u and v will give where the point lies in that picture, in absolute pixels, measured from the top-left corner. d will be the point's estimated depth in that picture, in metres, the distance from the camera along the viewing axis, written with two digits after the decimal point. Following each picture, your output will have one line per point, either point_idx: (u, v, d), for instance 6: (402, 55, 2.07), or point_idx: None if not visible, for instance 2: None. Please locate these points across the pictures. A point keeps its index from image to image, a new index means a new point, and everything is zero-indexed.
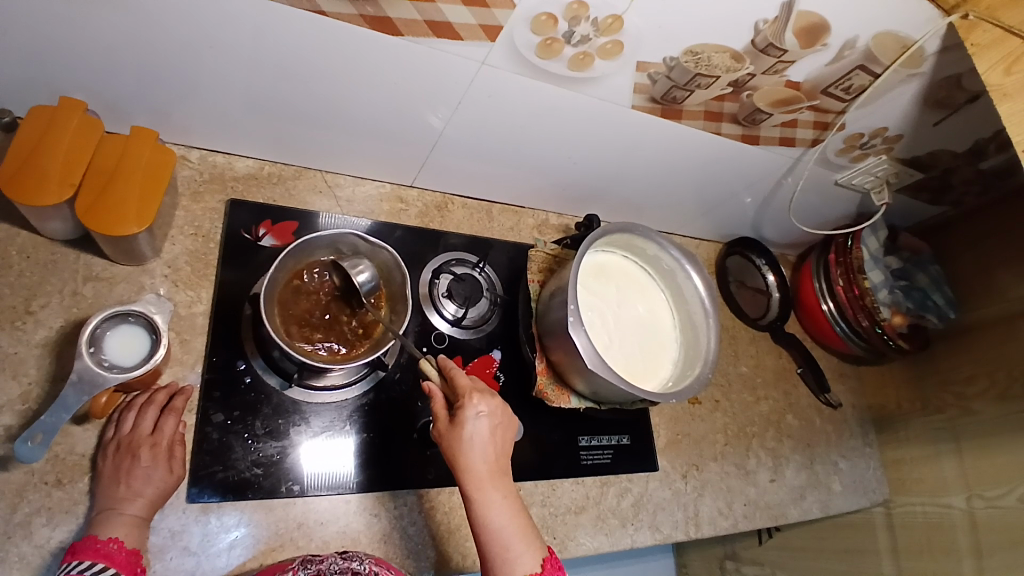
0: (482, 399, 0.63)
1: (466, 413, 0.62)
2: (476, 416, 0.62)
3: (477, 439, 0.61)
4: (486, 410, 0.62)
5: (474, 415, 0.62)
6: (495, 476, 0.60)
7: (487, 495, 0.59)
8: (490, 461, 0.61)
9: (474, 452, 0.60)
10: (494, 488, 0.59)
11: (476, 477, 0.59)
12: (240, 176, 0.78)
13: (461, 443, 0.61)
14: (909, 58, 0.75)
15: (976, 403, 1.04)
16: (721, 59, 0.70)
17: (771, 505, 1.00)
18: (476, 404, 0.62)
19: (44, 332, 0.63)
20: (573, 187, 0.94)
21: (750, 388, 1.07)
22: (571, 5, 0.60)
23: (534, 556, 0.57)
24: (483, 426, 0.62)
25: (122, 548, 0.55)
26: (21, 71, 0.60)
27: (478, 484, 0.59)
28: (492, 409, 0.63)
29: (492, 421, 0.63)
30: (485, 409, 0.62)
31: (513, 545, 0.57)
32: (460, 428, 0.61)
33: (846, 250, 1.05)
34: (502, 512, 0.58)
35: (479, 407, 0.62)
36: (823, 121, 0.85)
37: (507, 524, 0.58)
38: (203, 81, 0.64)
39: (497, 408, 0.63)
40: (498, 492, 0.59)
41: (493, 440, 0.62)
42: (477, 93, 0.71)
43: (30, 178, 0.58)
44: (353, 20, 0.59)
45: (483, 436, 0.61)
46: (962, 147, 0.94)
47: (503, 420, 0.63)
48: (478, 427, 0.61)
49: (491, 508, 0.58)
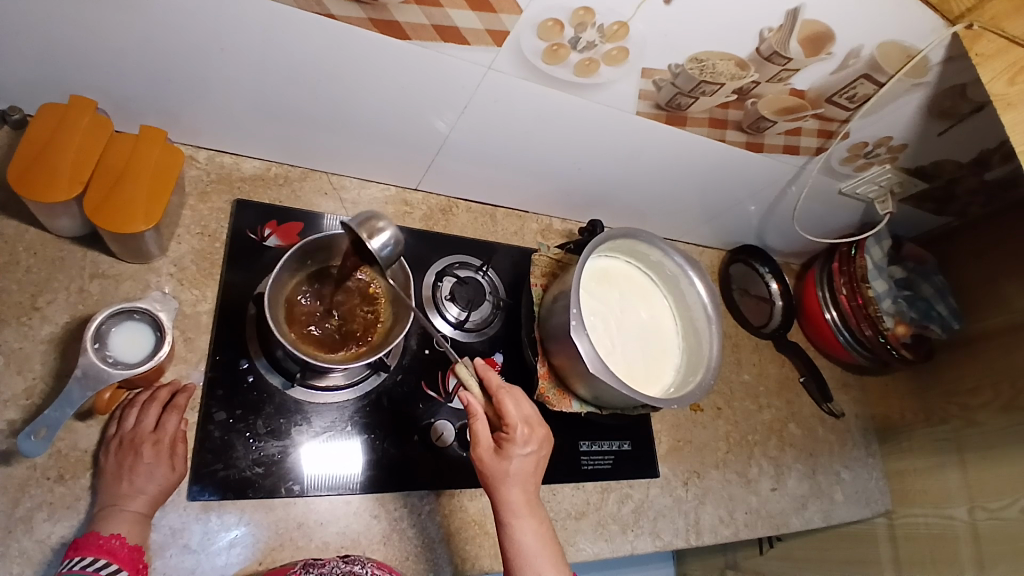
0: (528, 432, 0.65)
1: (511, 445, 0.64)
2: (521, 449, 0.64)
3: (518, 470, 0.64)
4: (530, 443, 0.65)
5: (520, 448, 0.64)
6: (531, 506, 0.63)
7: (523, 524, 0.62)
8: (527, 492, 0.64)
9: (513, 483, 0.63)
10: (530, 518, 0.62)
11: (514, 507, 0.62)
12: (247, 176, 0.79)
13: (503, 473, 0.63)
14: (914, 67, 0.76)
15: (979, 414, 1.04)
16: (726, 67, 0.70)
17: (772, 514, 0.99)
18: (523, 437, 0.65)
19: (50, 328, 0.64)
20: (577, 193, 0.94)
21: (752, 396, 1.06)
22: (577, 11, 0.60)
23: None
24: (526, 459, 0.65)
25: (125, 544, 0.55)
26: (34, 69, 0.60)
27: (516, 514, 0.62)
28: (536, 441, 0.65)
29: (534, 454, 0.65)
30: (530, 442, 0.65)
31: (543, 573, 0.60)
32: (503, 459, 0.64)
33: (850, 258, 1.05)
34: (536, 540, 0.62)
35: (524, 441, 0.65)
36: (827, 130, 0.85)
37: (537, 551, 0.61)
38: (212, 82, 0.65)
39: (540, 440, 0.66)
40: (532, 522, 0.62)
41: (531, 471, 0.65)
42: (483, 97, 0.71)
43: (40, 174, 0.59)
44: (362, 24, 0.60)
45: (524, 468, 0.64)
46: (967, 157, 0.94)
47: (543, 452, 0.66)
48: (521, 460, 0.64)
49: (523, 532, 0.62)
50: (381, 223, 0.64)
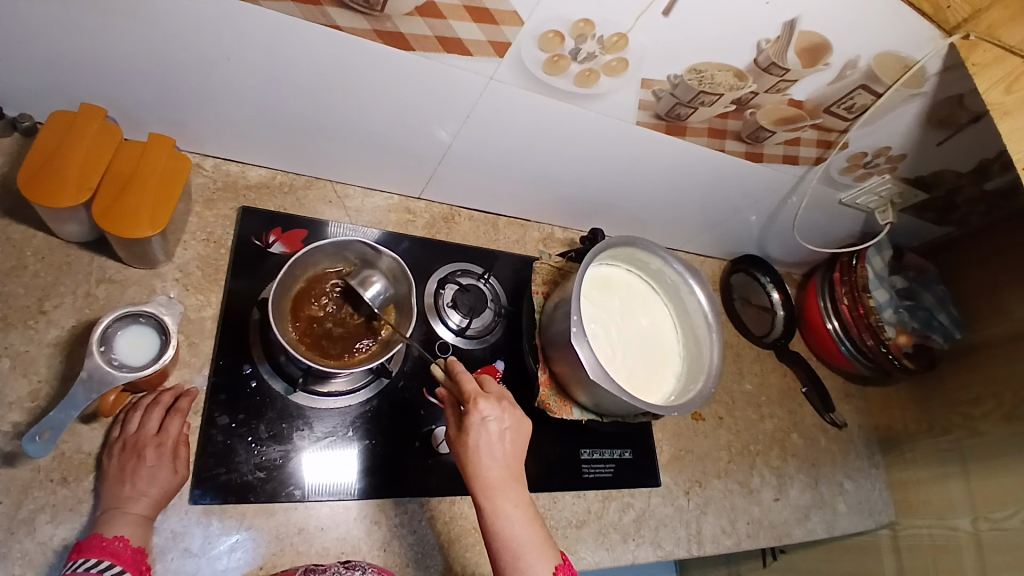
0: (491, 403, 0.63)
1: (473, 419, 0.62)
2: (485, 421, 0.62)
3: (486, 445, 0.61)
4: (495, 415, 0.62)
5: (483, 421, 0.62)
6: (508, 482, 0.61)
7: (498, 503, 0.59)
8: (501, 468, 0.61)
9: (483, 459, 0.61)
10: (506, 494, 0.60)
11: (488, 485, 0.60)
12: (252, 184, 0.80)
13: (470, 450, 0.61)
14: (911, 78, 0.77)
15: (981, 425, 1.03)
16: (725, 78, 0.71)
17: (774, 524, 0.99)
18: (486, 409, 0.62)
19: (56, 332, 0.65)
20: (578, 202, 0.95)
21: (754, 405, 1.06)
22: (577, 23, 0.61)
23: (545, 566, 0.58)
24: (493, 432, 0.62)
25: (128, 547, 0.56)
26: (46, 77, 0.62)
27: (491, 492, 0.60)
28: (503, 412, 0.63)
29: (503, 426, 0.63)
30: (494, 414, 0.62)
31: (524, 552, 0.58)
32: (468, 435, 0.62)
33: (851, 268, 1.06)
34: (515, 518, 0.59)
35: (488, 413, 0.62)
36: (826, 140, 0.86)
37: (519, 529, 0.58)
38: (220, 92, 0.66)
39: (508, 412, 0.63)
40: (510, 500, 0.60)
41: (503, 444, 0.62)
42: (485, 107, 0.72)
43: (50, 180, 0.60)
44: (366, 35, 0.61)
45: (493, 442, 0.61)
46: (966, 167, 0.94)
47: (515, 423, 0.63)
48: (488, 433, 0.62)
49: (502, 510, 0.59)
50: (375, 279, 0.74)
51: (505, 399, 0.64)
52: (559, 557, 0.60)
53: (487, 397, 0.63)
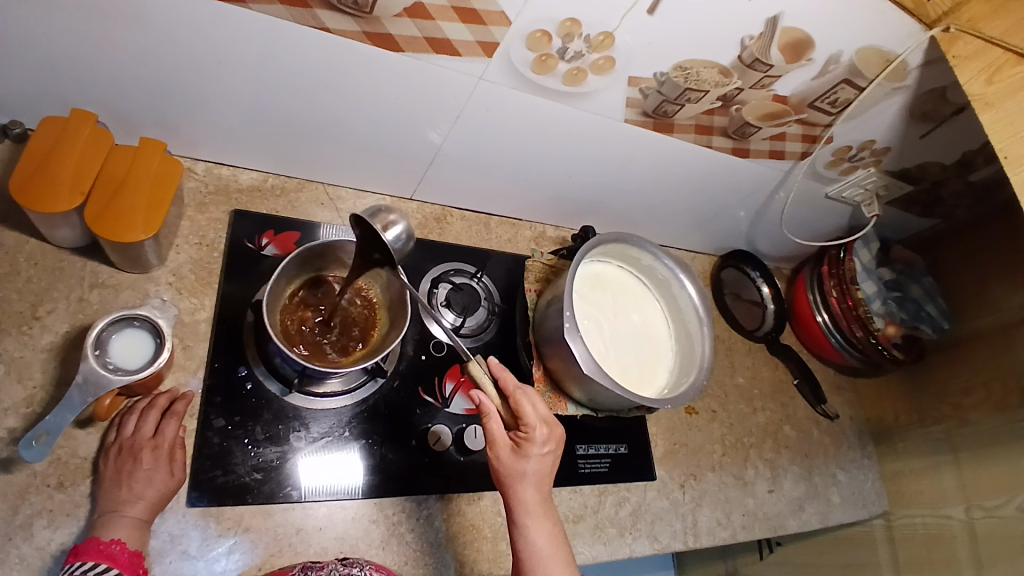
0: (546, 431, 0.66)
1: (527, 446, 0.65)
2: (537, 451, 0.65)
3: (534, 471, 0.65)
4: (547, 445, 0.66)
5: (536, 451, 0.65)
6: (545, 508, 0.65)
7: (536, 524, 0.63)
8: (542, 494, 0.65)
9: (529, 483, 0.65)
10: (542, 516, 0.64)
11: (530, 507, 0.64)
12: (244, 188, 0.80)
13: (519, 474, 0.64)
14: (892, 72, 0.78)
15: (971, 414, 1.05)
16: (710, 74, 0.72)
17: (769, 516, 1.00)
18: (543, 439, 0.66)
19: (50, 337, 0.65)
20: (569, 200, 0.96)
21: (747, 399, 1.07)
22: (564, 23, 0.62)
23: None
24: (543, 461, 0.66)
25: (125, 549, 0.56)
26: (37, 83, 0.62)
27: (527, 511, 0.64)
28: (553, 440, 0.66)
29: (551, 455, 0.66)
30: (547, 445, 0.66)
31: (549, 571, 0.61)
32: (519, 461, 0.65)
33: (839, 261, 1.07)
34: (548, 542, 0.63)
35: (542, 444, 0.66)
36: (811, 134, 0.87)
37: (548, 550, 0.63)
38: (211, 96, 0.67)
39: (557, 441, 0.67)
40: (546, 523, 0.64)
41: (547, 472, 0.66)
42: (474, 107, 0.73)
43: (41, 184, 0.60)
44: (356, 37, 0.62)
45: (540, 470, 0.65)
46: (950, 159, 0.96)
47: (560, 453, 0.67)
48: (538, 461, 0.65)
49: (536, 530, 0.63)
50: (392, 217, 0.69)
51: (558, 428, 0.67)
52: None
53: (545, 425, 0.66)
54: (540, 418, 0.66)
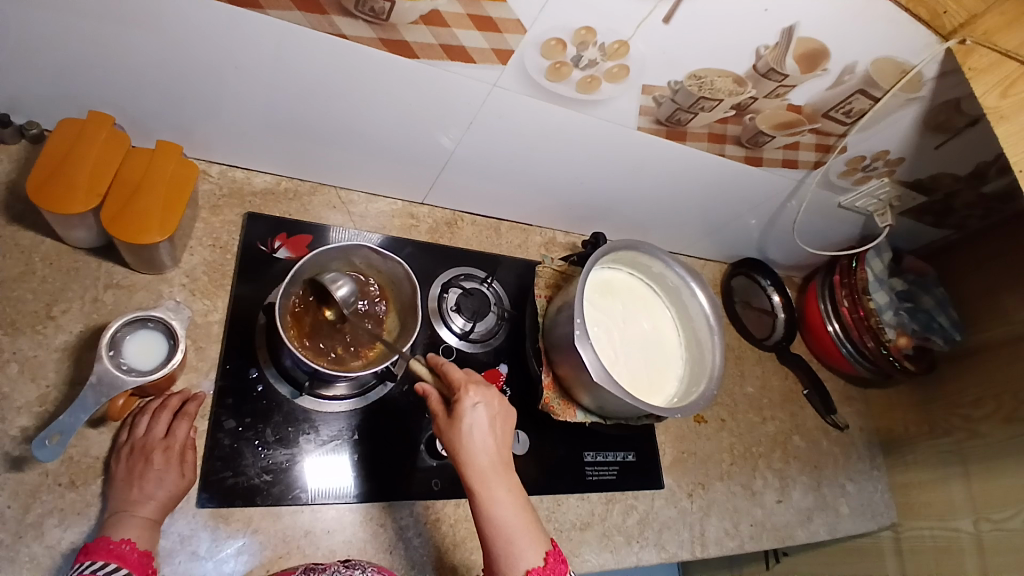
0: (477, 390, 0.63)
1: (462, 405, 0.62)
2: (472, 408, 0.62)
3: (477, 431, 0.61)
4: (483, 401, 0.63)
5: (471, 408, 0.62)
6: (497, 465, 0.60)
7: (490, 487, 0.59)
8: (493, 453, 0.61)
9: (475, 444, 0.60)
10: (497, 479, 0.59)
11: (481, 471, 0.59)
12: (258, 191, 0.81)
13: (461, 436, 0.61)
14: (908, 82, 0.77)
15: (982, 426, 1.04)
16: (724, 84, 0.72)
17: (777, 527, 0.99)
18: (474, 395, 0.63)
19: (64, 336, 0.65)
20: (580, 206, 0.96)
21: (755, 408, 1.07)
22: (579, 31, 0.62)
23: (536, 549, 0.57)
24: (482, 418, 0.62)
25: (135, 549, 0.56)
26: (56, 85, 0.63)
27: (478, 476, 0.59)
28: (487, 396, 0.64)
29: (491, 410, 0.63)
30: (482, 400, 0.63)
31: (517, 538, 0.57)
32: (458, 423, 0.61)
33: (851, 271, 1.06)
34: (507, 502, 0.58)
35: (476, 399, 0.63)
36: (824, 144, 0.87)
37: (510, 513, 0.58)
38: (226, 100, 0.67)
39: (494, 397, 0.64)
40: (502, 485, 0.59)
41: (490, 429, 0.62)
42: (487, 114, 0.73)
43: (57, 186, 0.60)
44: (371, 43, 0.62)
45: (483, 428, 0.62)
46: (964, 170, 0.95)
47: (503, 410, 0.64)
48: (478, 420, 0.62)
49: (494, 495, 0.58)
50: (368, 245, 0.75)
51: (487, 385, 0.65)
52: (550, 545, 0.59)
53: (474, 383, 0.64)
54: (465, 379, 0.65)
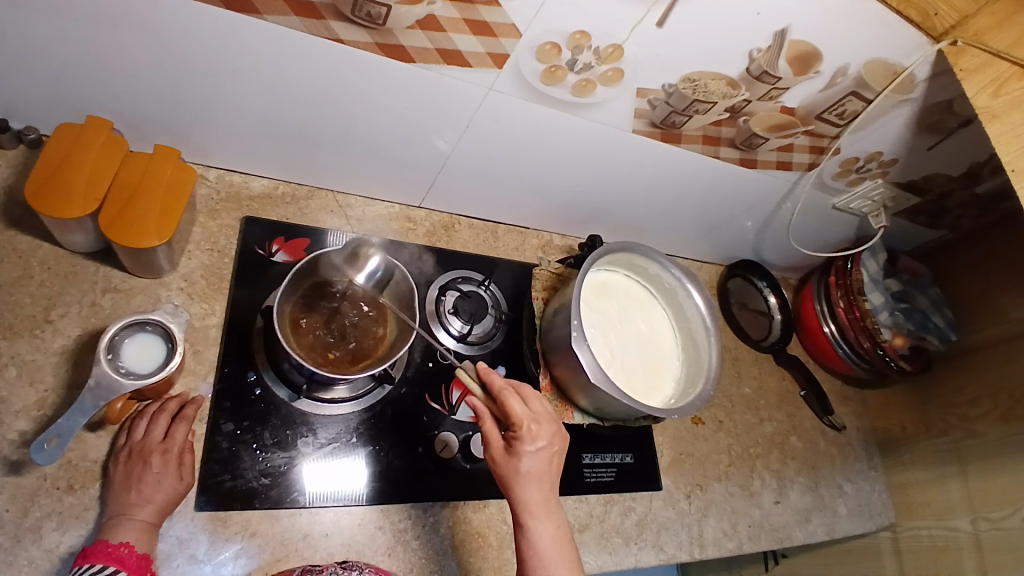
0: (540, 428, 0.65)
1: (524, 444, 0.64)
2: (534, 448, 0.64)
3: (534, 470, 0.64)
4: (544, 441, 0.65)
5: (533, 447, 0.64)
6: (547, 505, 0.63)
7: (538, 522, 0.62)
8: (545, 493, 0.64)
9: (529, 479, 0.63)
10: (545, 515, 0.62)
11: (533, 506, 0.62)
12: (255, 195, 0.81)
13: (516, 471, 0.63)
14: (900, 84, 0.78)
15: (978, 426, 1.04)
16: (718, 86, 0.73)
17: (775, 527, 0.99)
18: (540, 435, 0.65)
19: (62, 340, 0.65)
20: (576, 208, 0.96)
21: (753, 409, 1.07)
22: (573, 35, 0.63)
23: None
24: (539, 458, 0.64)
25: (133, 552, 0.56)
26: (54, 90, 0.63)
27: (527, 509, 0.62)
28: (548, 435, 0.65)
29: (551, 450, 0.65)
30: (544, 439, 0.64)
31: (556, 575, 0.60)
32: (517, 459, 0.63)
33: (846, 271, 1.07)
34: (551, 542, 0.61)
35: (539, 439, 0.64)
36: (818, 145, 0.88)
37: (552, 550, 0.61)
38: (224, 105, 0.68)
39: (554, 436, 0.66)
40: (551, 522, 0.62)
41: (545, 468, 0.64)
42: (484, 117, 0.74)
43: (55, 190, 0.61)
44: (368, 48, 0.63)
45: (539, 467, 0.64)
46: (957, 170, 0.96)
47: (559, 447, 0.66)
48: (535, 460, 0.64)
49: (542, 531, 0.61)
50: (370, 252, 0.76)
51: (550, 422, 0.66)
52: None
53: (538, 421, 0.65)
54: (531, 415, 0.65)
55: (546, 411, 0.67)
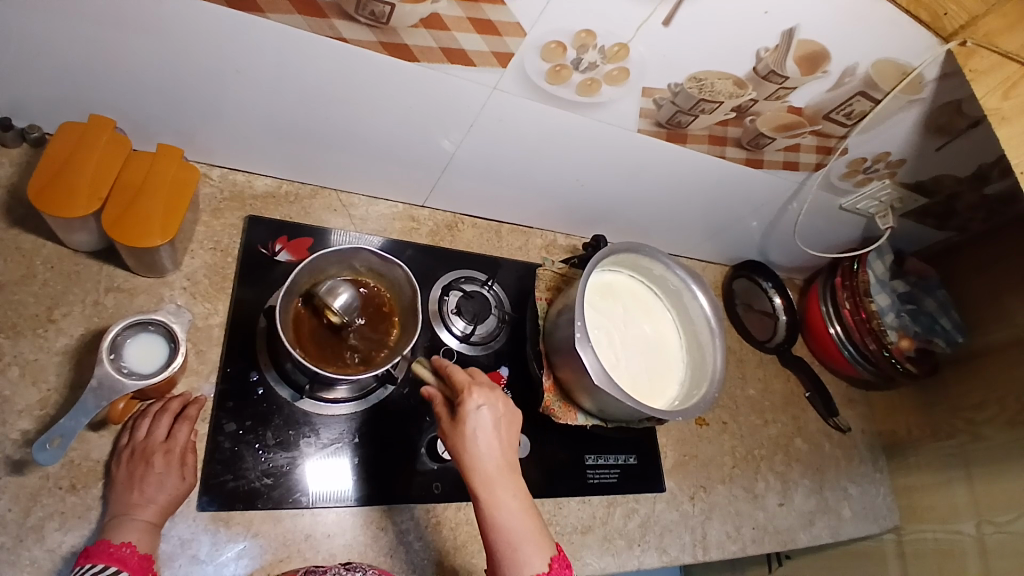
0: (481, 393, 0.62)
1: (466, 408, 0.61)
2: (477, 411, 0.61)
3: (481, 433, 0.60)
4: (487, 404, 0.62)
5: (474, 411, 0.61)
6: (499, 469, 0.59)
7: (494, 491, 0.58)
8: (499, 457, 0.60)
9: (479, 447, 0.59)
10: (502, 483, 0.59)
11: (484, 473, 0.58)
12: (259, 194, 0.81)
13: (465, 439, 0.60)
14: (909, 84, 0.77)
15: (985, 428, 1.04)
16: (725, 86, 0.72)
17: (779, 530, 0.98)
18: (481, 399, 0.62)
19: (65, 340, 0.65)
20: (580, 208, 0.96)
21: (757, 411, 1.06)
22: (579, 34, 0.62)
23: (544, 555, 0.57)
24: (487, 422, 0.61)
25: (135, 553, 0.56)
26: (57, 89, 0.63)
27: (482, 480, 0.58)
28: (491, 397, 0.62)
29: (498, 412, 0.62)
30: (486, 403, 0.62)
31: (524, 545, 0.56)
32: (464, 425, 0.60)
33: (852, 273, 1.06)
34: (509, 508, 0.58)
35: (481, 402, 0.62)
36: (825, 146, 0.87)
37: (516, 518, 0.57)
38: (228, 105, 0.68)
39: (499, 399, 0.63)
40: (507, 489, 0.58)
41: (498, 431, 0.61)
42: (489, 117, 0.73)
43: (58, 190, 0.61)
44: (373, 47, 0.62)
45: (489, 431, 0.60)
46: (965, 172, 0.95)
47: (508, 411, 0.63)
48: (482, 422, 0.61)
49: (500, 501, 0.58)
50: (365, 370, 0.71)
51: (493, 386, 0.64)
52: (557, 550, 0.58)
53: (477, 385, 0.63)
54: (471, 381, 0.63)
55: (490, 380, 0.65)
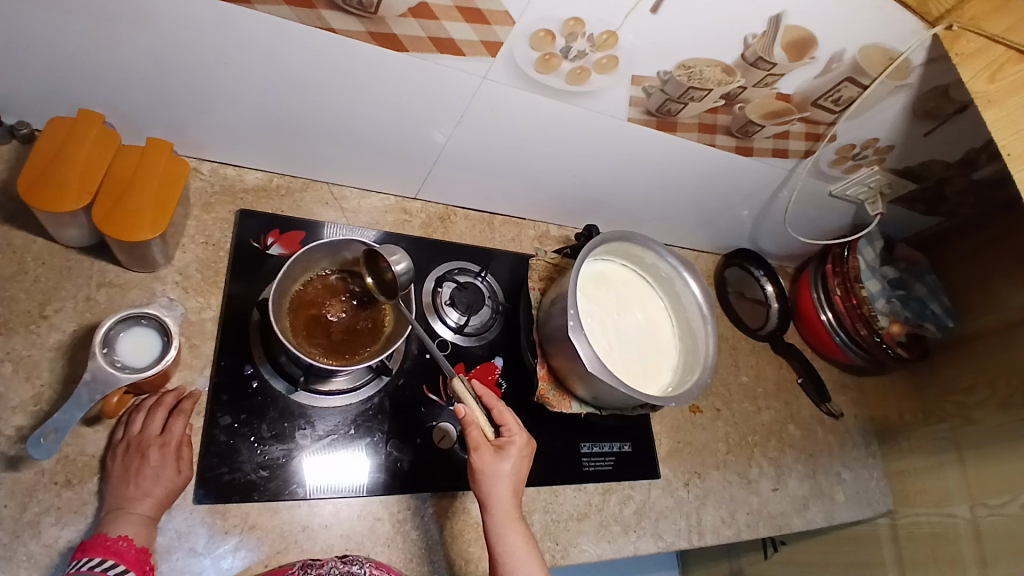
0: (524, 439, 0.68)
1: (508, 450, 0.67)
2: (517, 455, 0.67)
3: (514, 474, 0.66)
4: (523, 451, 0.68)
5: (515, 456, 0.67)
6: (516, 511, 0.66)
7: (513, 525, 0.64)
8: (518, 497, 0.67)
9: (509, 485, 0.66)
10: (518, 520, 0.65)
11: (508, 507, 0.65)
12: (250, 188, 0.81)
13: (501, 475, 0.65)
14: (896, 69, 0.78)
15: (976, 412, 1.05)
16: (713, 73, 0.73)
17: (774, 515, 0.99)
18: (520, 443, 0.68)
19: (58, 335, 0.65)
20: (572, 199, 0.96)
21: (750, 398, 1.07)
22: (568, 22, 0.63)
23: None
24: (518, 465, 0.67)
25: (132, 546, 0.57)
26: (44, 84, 0.63)
27: (506, 514, 0.65)
28: (529, 444, 0.69)
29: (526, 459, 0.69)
30: (524, 449, 0.68)
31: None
32: (502, 464, 0.66)
33: (843, 259, 1.07)
34: (519, 547, 0.63)
35: (520, 448, 0.68)
36: (815, 133, 0.88)
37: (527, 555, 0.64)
38: (218, 97, 0.68)
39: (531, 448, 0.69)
40: (521, 524, 0.65)
41: (521, 475, 0.68)
42: (479, 107, 0.73)
43: (48, 184, 0.60)
44: (361, 37, 0.62)
45: (518, 475, 0.67)
46: (954, 157, 0.96)
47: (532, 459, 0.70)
48: (518, 466, 0.67)
49: (517, 536, 0.64)
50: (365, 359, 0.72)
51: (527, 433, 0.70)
52: None
53: (520, 431, 0.69)
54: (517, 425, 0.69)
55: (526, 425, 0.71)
